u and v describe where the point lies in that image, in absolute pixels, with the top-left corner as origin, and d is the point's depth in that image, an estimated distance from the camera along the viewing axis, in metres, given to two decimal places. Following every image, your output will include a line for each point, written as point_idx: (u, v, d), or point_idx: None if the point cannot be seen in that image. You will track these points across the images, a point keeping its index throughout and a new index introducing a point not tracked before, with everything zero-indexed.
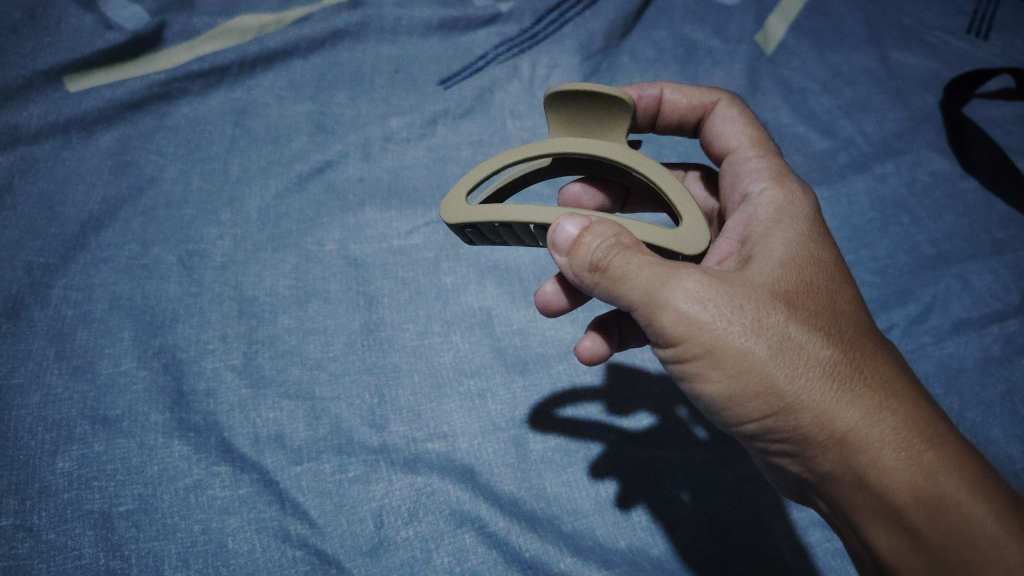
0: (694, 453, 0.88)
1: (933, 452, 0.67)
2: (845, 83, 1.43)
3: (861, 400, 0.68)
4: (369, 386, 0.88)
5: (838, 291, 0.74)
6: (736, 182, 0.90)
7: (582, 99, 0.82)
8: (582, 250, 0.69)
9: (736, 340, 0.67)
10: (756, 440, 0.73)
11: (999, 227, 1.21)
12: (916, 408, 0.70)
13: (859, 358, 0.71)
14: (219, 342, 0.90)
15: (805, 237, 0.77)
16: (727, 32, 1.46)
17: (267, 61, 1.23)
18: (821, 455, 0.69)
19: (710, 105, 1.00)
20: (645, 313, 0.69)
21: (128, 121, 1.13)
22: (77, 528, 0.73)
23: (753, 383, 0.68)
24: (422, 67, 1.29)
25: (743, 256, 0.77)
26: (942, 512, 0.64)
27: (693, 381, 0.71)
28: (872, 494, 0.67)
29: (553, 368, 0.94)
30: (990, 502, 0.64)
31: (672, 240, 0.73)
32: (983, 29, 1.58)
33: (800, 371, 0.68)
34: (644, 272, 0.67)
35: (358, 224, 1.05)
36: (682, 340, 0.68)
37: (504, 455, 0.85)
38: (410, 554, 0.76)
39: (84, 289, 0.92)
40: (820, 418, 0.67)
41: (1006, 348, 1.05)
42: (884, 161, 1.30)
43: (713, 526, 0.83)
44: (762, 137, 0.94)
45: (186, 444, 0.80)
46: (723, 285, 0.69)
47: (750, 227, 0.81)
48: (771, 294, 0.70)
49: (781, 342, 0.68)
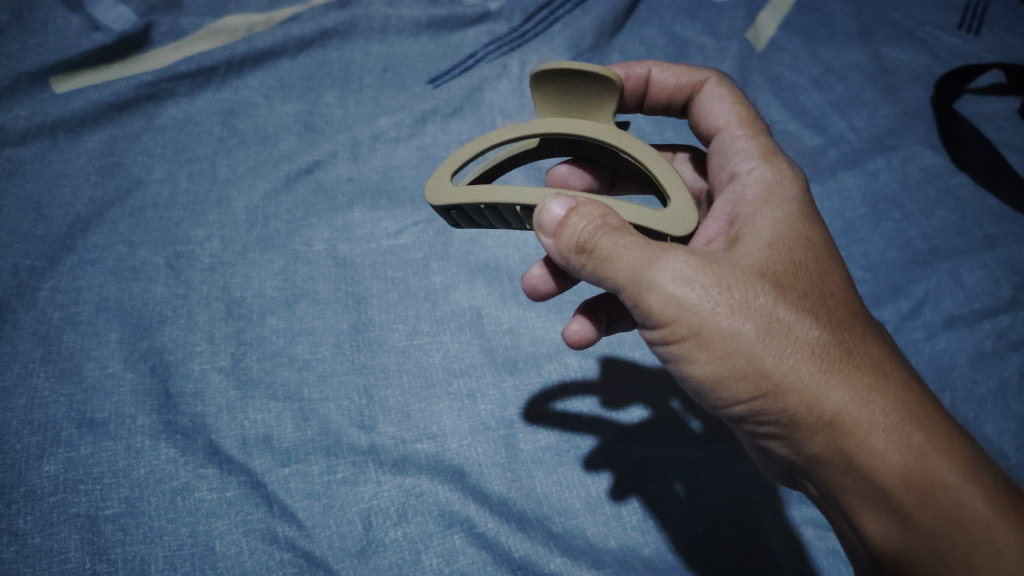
0: (689, 449, 0.88)
1: (923, 434, 0.67)
2: (836, 79, 1.43)
3: (851, 382, 0.68)
4: (357, 386, 0.88)
5: (827, 273, 0.74)
6: (724, 163, 0.89)
7: (569, 80, 0.82)
8: (569, 231, 0.68)
9: (725, 322, 0.67)
10: (744, 422, 0.73)
11: (991, 222, 1.21)
12: (905, 389, 0.70)
13: (848, 339, 0.70)
14: (207, 343, 0.89)
15: (794, 219, 0.77)
16: (718, 29, 1.46)
17: (255, 61, 1.22)
18: (810, 437, 0.69)
19: (698, 84, 0.99)
20: (632, 295, 0.68)
21: (115, 122, 1.12)
22: (63, 532, 0.72)
23: (741, 365, 0.67)
24: (411, 66, 1.29)
25: (730, 236, 0.77)
26: (932, 495, 0.65)
27: (680, 363, 0.71)
28: (862, 478, 0.67)
29: (544, 367, 0.93)
30: (979, 484, 0.65)
31: (659, 221, 0.72)
32: (975, 25, 1.58)
33: (789, 352, 0.67)
34: (630, 253, 0.66)
35: (347, 224, 1.04)
36: (670, 323, 0.68)
37: (493, 455, 0.85)
38: (399, 556, 0.76)
39: (71, 291, 0.91)
40: (808, 400, 0.67)
41: (999, 343, 1.05)
42: (875, 157, 1.30)
43: (707, 523, 0.82)
44: (750, 116, 0.93)
45: (173, 447, 0.80)
46: (711, 266, 0.68)
47: (738, 207, 0.80)
48: (760, 275, 0.70)
49: (770, 323, 0.67)
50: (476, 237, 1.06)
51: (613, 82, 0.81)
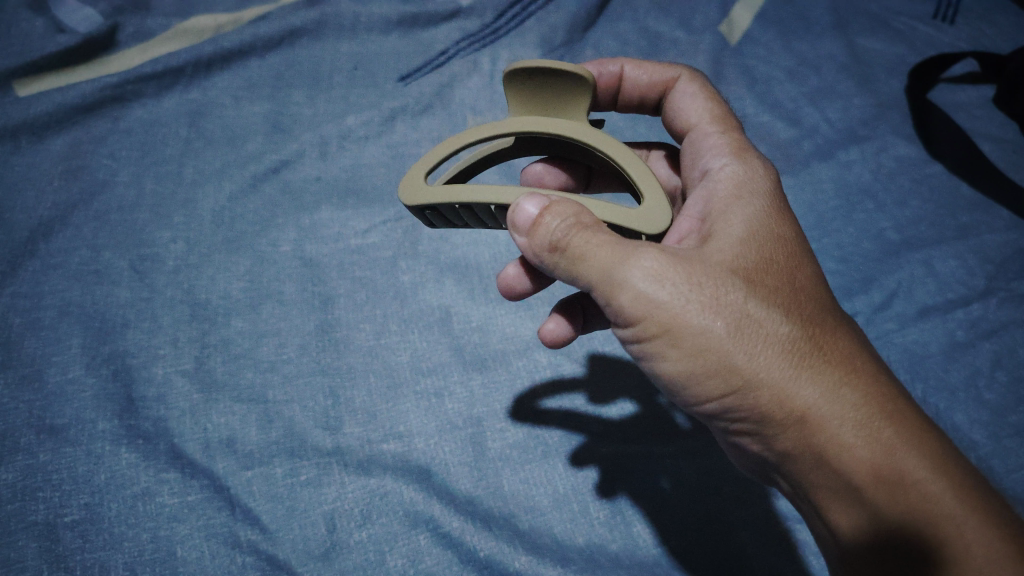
0: (672, 445, 0.87)
1: (893, 429, 0.66)
2: (810, 70, 1.43)
3: (821, 378, 0.68)
4: (323, 388, 0.87)
5: (798, 269, 0.74)
6: (697, 159, 0.89)
7: (543, 78, 0.81)
8: (542, 231, 0.68)
9: (695, 319, 0.65)
10: (716, 420, 0.72)
11: (964, 212, 1.21)
12: (875, 385, 0.69)
13: (819, 335, 0.70)
14: (171, 347, 0.88)
15: (765, 215, 0.77)
16: (692, 22, 1.45)
17: (223, 61, 1.21)
18: (781, 434, 0.68)
19: (672, 81, 0.99)
20: (603, 293, 0.67)
21: (81, 125, 1.11)
22: (21, 540, 0.72)
23: (712, 362, 0.66)
24: (382, 64, 1.28)
25: (702, 234, 0.76)
26: (901, 490, 0.64)
27: (651, 361, 0.70)
28: (831, 472, 0.66)
29: (513, 364, 0.93)
30: (948, 478, 0.65)
31: (633, 220, 0.72)
32: (950, 14, 1.58)
33: (761, 349, 0.67)
34: (602, 251, 0.66)
35: (314, 224, 1.04)
36: (641, 320, 0.67)
37: (460, 454, 0.84)
38: (363, 557, 0.75)
39: (33, 296, 0.90)
40: (779, 396, 0.67)
41: (971, 332, 1.04)
42: (849, 148, 1.29)
43: (687, 519, 0.81)
44: (723, 113, 0.93)
45: (134, 452, 0.79)
46: (681, 263, 0.67)
47: (710, 204, 0.80)
48: (731, 271, 0.69)
49: (742, 319, 0.67)
50: (445, 235, 1.05)
51: (586, 80, 0.80)
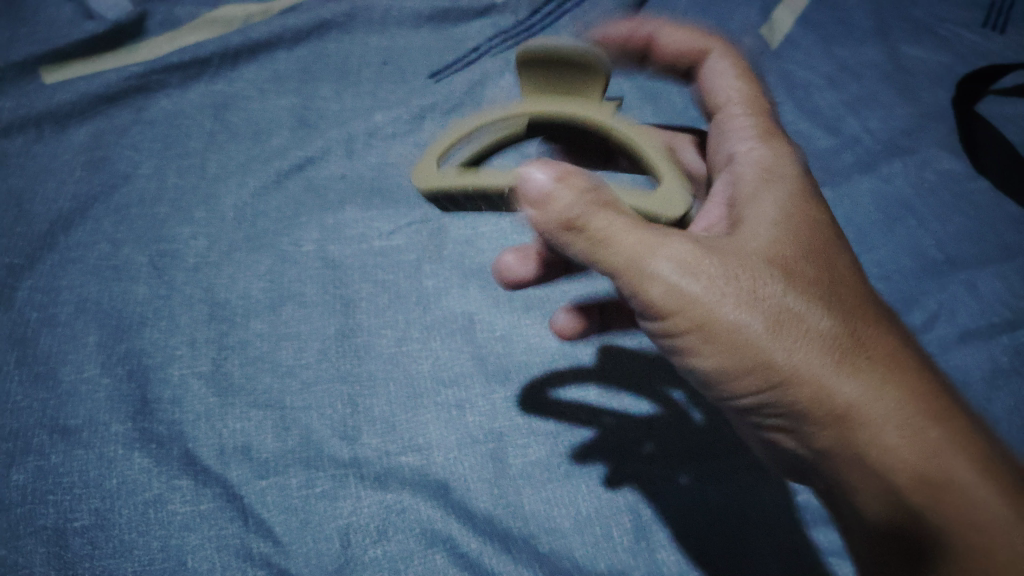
0: (692, 436, 0.86)
1: (937, 428, 0.64)
2: (851, 78, 1.38)
3: (862, 374, 0.65)
4: (342, 395, 0.85)
5: (835, 256, 0.70)
6: (723, 141, 0.86)
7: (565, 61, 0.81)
8: (556, 207, 0.60)
9: (734, 314, 0.62)
10: (751, 415, 0.69)
11: (1011, 230, 1.16)
12: (917, 378, 0.66)
13: (859, 327, 0.66)
14: (188, 347, 0.86)
15: (800, 200, 0.74)
16: (730, 24, 1.41)
17: (251, 52, 1.19)
18: (821, 433, 0.65)
19: (701, 54, 0.96)
20: (630, 285, 0.63)
21: (104, 115, 1.09)
22: (29, 545, 0.70)
23: (750, 359, 0.63)
24: (412, 59, 1.25)
25: (733, 219, 0.73)
26: (944, 490, 0.63)
27: (683, 355, 0.67)
28: (871, 472, 0.64)
29: (536, 378, 0.90)
30: (990, 475, 0.64)
31: (651, 203, 0.71)
32: (1000, 23, 1.52)
33: (800, 346, 0.64)
34: (629, 238, 0.61)
35: (338, 224, 1.01)
36: (674, 314, 0.63)
37: (480, 470, 0.81)
38: (378, 575, 0.72)
39: (50, 291, 0.89)
40: (819, 394, 0.64)
41: (1017, 359, 1.00)
42: (891, 160, 1.25)
43: (708, 517, 0.80)
44: (752, 94, 0.90)
45: (147, 456, 0.77)
46: (715, 254, 0.64)
47: (738, 188, 0.76)
48: (767, 261, 0.65)
49: (780, 314, 0.64)
50: (471, 239, 1.03)
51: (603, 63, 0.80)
